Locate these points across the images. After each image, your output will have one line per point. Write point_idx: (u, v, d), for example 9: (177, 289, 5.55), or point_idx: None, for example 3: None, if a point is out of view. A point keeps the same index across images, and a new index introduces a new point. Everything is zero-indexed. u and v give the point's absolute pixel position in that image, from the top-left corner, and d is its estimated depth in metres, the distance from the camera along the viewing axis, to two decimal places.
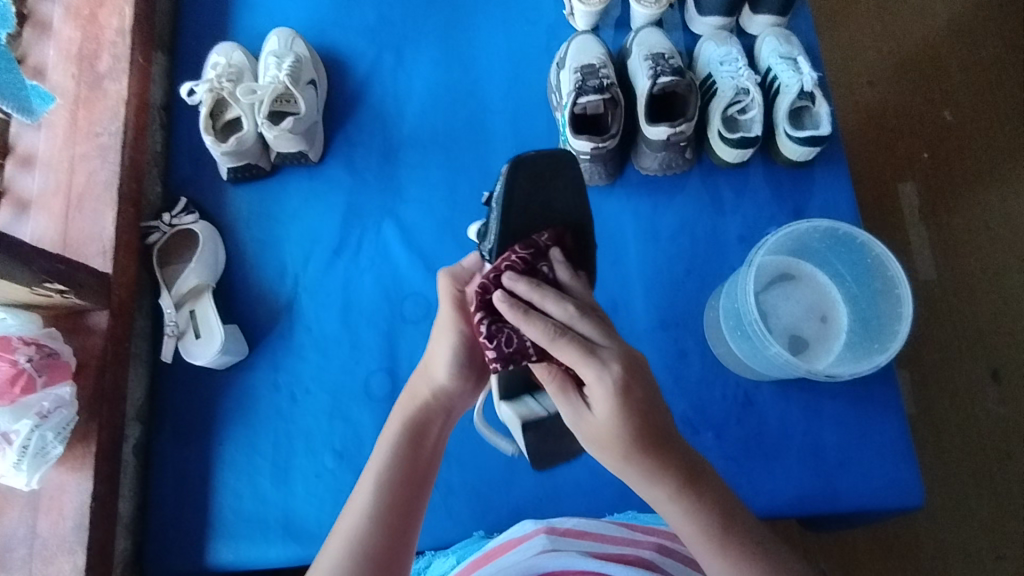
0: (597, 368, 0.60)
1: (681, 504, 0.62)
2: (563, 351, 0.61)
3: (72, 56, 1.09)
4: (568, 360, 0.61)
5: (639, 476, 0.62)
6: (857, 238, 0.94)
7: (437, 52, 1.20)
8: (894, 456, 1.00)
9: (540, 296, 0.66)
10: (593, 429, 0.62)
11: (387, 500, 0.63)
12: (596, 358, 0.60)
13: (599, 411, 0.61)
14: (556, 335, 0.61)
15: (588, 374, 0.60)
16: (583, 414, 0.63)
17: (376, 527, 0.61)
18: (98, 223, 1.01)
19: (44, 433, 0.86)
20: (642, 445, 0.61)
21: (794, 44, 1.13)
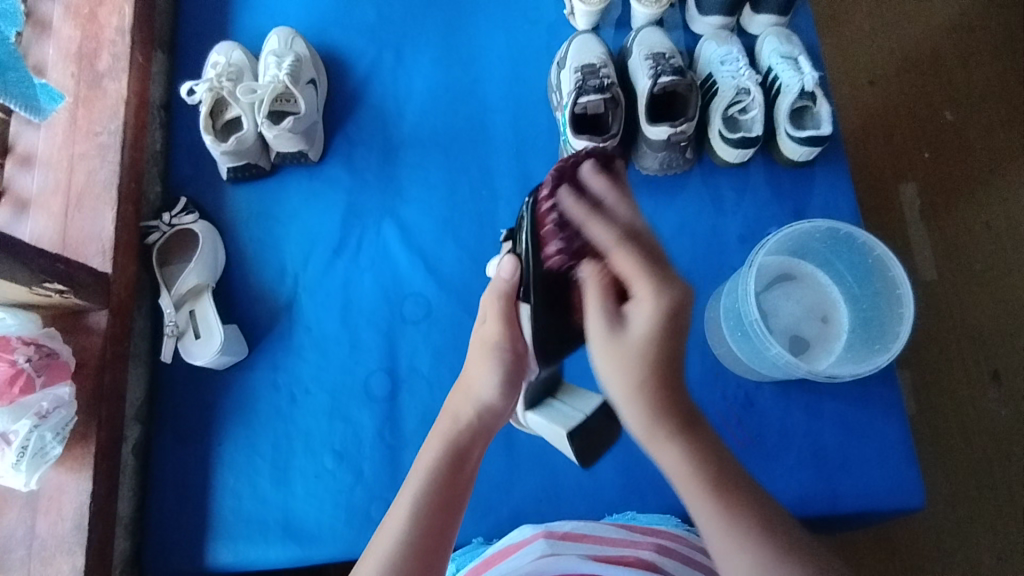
0: (657, 281, 0.60)
1: (679, 449, 0.60)
2: (624, 257, 0.60)
3: (71, 55, 1.08)
4: (627, 268, 0.60)
5: (643, 411, 0.61)
6: (858, 239, 0.93)
7: (437, 52, 1.20)
8: (895, 456, 1.00)
9: (614, 197, 0.64)
10: (618, 341, 0.61)
11: (412, 539, 0.59)
12: (659, 276, 0.60)
13: (634, 327, 0.61)
14: (618, 242, 0.61)
15: (642, 286, 0.60)
16: (615, 330, 0.61)
17: (412, 546, 0.58)
18: (97, 222, 1.01)
19: (43, 433, 0.86)
20: (654, 378, 0.61)
21: (794, 44, 1.12)
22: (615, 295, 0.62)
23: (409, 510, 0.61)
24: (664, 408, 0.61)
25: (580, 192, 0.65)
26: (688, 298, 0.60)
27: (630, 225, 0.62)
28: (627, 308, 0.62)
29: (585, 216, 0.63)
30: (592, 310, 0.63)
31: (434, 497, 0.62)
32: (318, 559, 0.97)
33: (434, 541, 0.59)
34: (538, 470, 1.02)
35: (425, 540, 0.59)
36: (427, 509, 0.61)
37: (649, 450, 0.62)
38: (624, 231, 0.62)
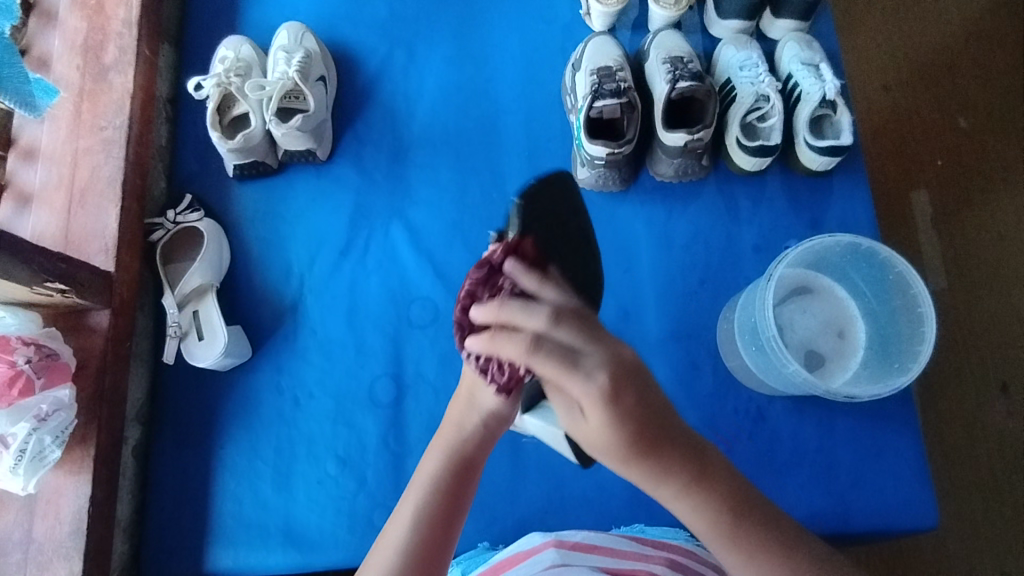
0: (581, 383, 0.49)
1: (688, 500, 0.56)
2: (541, 365, 0.51)
3: (77, 47, 1.06)
4: (549, 373, 0.51)
5: (644, 476, 0.55)
6: (879, 254, 0.91)
7: (448, 50, 1.17)
8: (908, 475, 0.98)
9: (507, 310, 0.53)
10: (585, 433, 0.54)
11: (410, 555, 0.56)
12: (577, 366, 0.50)
13: (591, 420, 0.52)
14: (535, 342, 0.51)
15: (574, 386, 0.50)
16: (577, 417, 0.53)
17: (418, 538, 0.57)
18: (100, 219, 0.99)
19: (42, 436, 0.84)
20: (640, 438, 0.53)
21: (815, 50, 1.10)
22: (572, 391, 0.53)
23: (409, 522, 0.58)
24: (669, 465, 0.55)
25: (486, 306, 0.57)
26: (627, 366, 0.50)
27: (533, 328, 0.51)
28: (580, 406, 0.52)
29: (490, 347, 0.54)
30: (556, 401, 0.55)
31: (435, 510, 0.59)
32: (318, 567, 0.95)
33: (430, 558, 0.57)
34: (544, 480, 1.00)
35: (422, 556, 0.56)
36: (427, 522, 0.58)
37: (662, 498, 0.58)
38: (528, 337, 0.51)
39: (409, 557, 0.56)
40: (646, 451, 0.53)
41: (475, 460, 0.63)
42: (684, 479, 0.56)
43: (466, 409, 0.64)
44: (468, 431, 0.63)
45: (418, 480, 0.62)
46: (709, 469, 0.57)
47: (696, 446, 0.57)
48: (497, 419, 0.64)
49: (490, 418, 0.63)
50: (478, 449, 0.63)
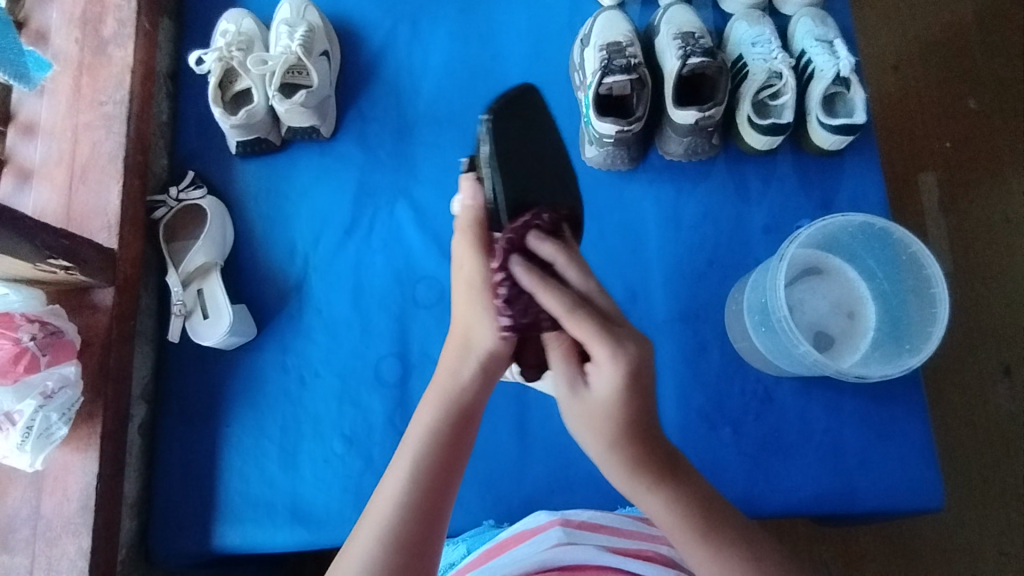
0: (611, 348, 0.52)
1: (660, 496, 0.57)
2: (575, 328, 0.53)
3: (75, 20, 1.04)
4: (579, 336, 0.53)
5: (619, 467, 0.56)
6: (892, 234, 0.90)
7: (454, 25, 1.15)
8: (914, 457, 0.98)
9: (563, 261, 0.56)
10: (582, 410, 0.55)
11: (409, 509, 0.54)
12: (616, 342, 0.53)
13: (598, 391, 0.54)
14: (574, 312, 0.52)
15: (599, 352, 0.53)
16: (578, 392, 0.55)
17: (410, 504, 0.55)
18: (102, 196, 0.98)
19: (48, 413, 0.84)
20: (631, 430, 0.55)
21: (829, 26, 1.08)
22: (578, 359, 0.56)
23: (406, 478, 0.56)
24: (640, 463, 0.56)
25: (529, 257, 0.57)
26: (648, 351, 0.54)
27: (580, 292, 0.55)
28: (586, 375, 0.55)
29: (536, 287, 0.54)
30: (555, 373, 0.57)
31: (432, 464, 0.56)
32: (327, 544, 0.96)
33: (431, 510, 0.55)
34: (550, 460, 1.00)
35: (422, 510, 0.55)
36: (425, 476, 0.56)
37: (633, 500, 0.59)
38: (578, 295, 0.55)
39: (409, 512, 0.54)
40: (636, 441, 0.56)
41: (475, 415, 0.60)
42: (665, 480, 0.57)
43: (461, 359, 0.59)
44: (468, 381, 0.59)
45: (413, 435, 0.59)
46: (679, 471, 0.58)
47: (670, 450, 0.58)
48: (496, 360, 0.59)
49: (489, 364, 0.59)
50: (475, 397, 0.59)
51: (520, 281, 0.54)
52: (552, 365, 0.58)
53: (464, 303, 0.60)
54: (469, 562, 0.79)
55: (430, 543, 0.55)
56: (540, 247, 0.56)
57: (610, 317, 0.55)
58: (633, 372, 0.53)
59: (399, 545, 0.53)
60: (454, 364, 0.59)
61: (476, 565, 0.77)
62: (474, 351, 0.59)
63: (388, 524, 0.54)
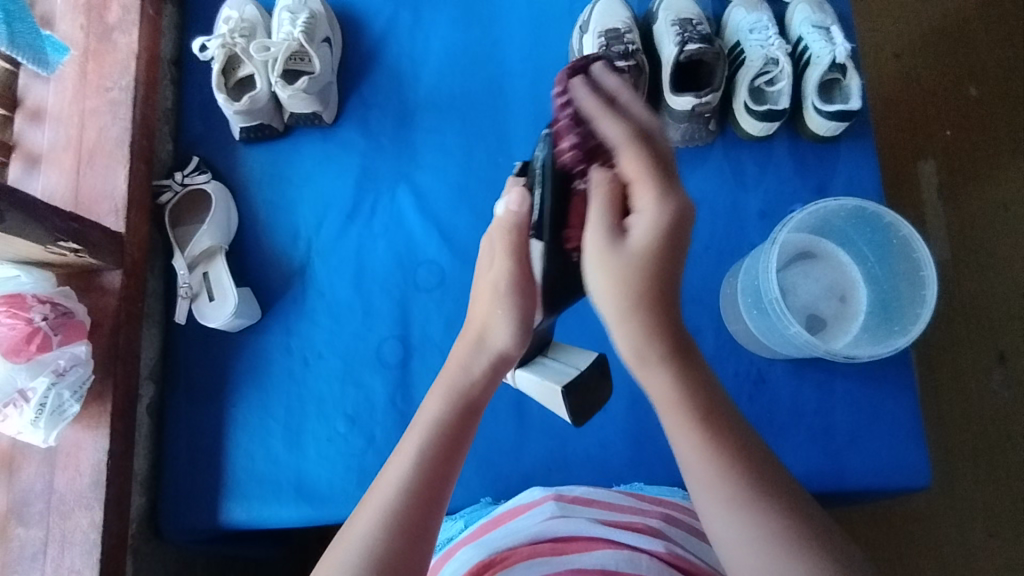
0: (659, 192, 0.57)
1: (666, 372, 0.58)
2: (627, 157, 0.58)
3: (80, 6, 1.05)
4: (630, 170, 0.58)
5: (634, 333, 0.58)
6: (884, 218, 0.92)
7: (455, 12, 1.16)
8: (903, 438, 1.00)
9: (627, 95, 0.63)
10: (615, 261, 0.57)
11: (408, 493, 0.55)
12: (664, 185, 0.57)
13: (636, 237, 0.57)
14: (627, 139, 0.58)
15: (644, 194, 0.57)
16: (617, 244, 0.58)
17: (411, 491, 0.55)
18: (110, 180, 1.00)
19: (61, 391, 0.86)
20: (653, 293, 0.58)
21: (827, 12, 1.08)
22: (618, 210, 0.60)
23: (408, 464, 0.57)
24: (655, 327, 0.58)
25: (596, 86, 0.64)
26: (689, 210, 0.57)
27: (641, 123, 0.60)
28: (629, 220, 0.58)
29: (598, 112, 0.61)
30: (593, 221, 0.60)
31: (434, 455, 0.57)
32: (329, 520, 0.99)
33: (430, 494, 0.56)
34: (547, 439, 1.03)
35: (421, 495, 0.55)
36: (427, 462, 0.57)
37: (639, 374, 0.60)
38: (636, 128, 0.59)
39: (408, 494, 0.55)
40: (652, 300, 0.58)
41: (478, 409, 0.62)
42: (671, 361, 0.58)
43: (473, 355, 0.63)
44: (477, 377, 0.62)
45: (419, 426, 0.61)
46: (690, 356, 0.59)
47: (683, 332, 0.60)
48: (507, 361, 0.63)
49: (500, 361, 0.63)
50: (481, 393, 0.62)
51: (588, 100, 0.63)
52: (595, 196, 0.60)
53: (488, 300, 0.64)
54: (467, 535, 0.82)
55: (429, 527, 0.55)
56: (605, 79, 0.65)
57: (667, 159, 0.58)
58: (675, 221, 0.57)
59: (398, 527, 0.54)
60: (466, 358, 0.63)
61: (473, 538, 0.79)
62: (488, 348, 0.63)
63: (388, 507, 0.54)
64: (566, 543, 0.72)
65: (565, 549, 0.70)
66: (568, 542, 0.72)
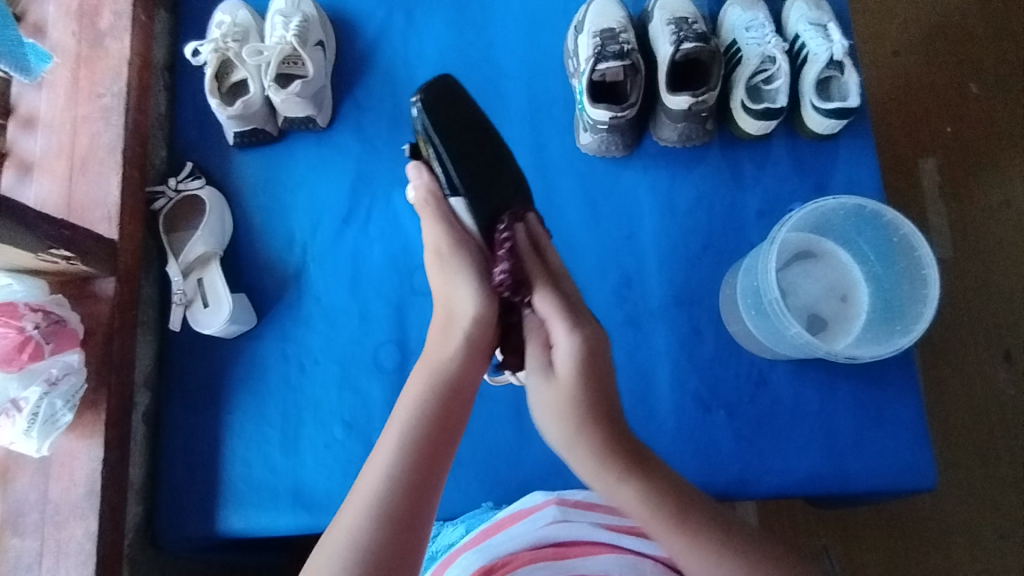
0: (570, 323, 0.58)
1: (630, 488, 0.56)
2: (542, 301, 0.59)
3: (71, 13, 1.05)
4: (545, 311, 0.59)
5: (586, 456, 0.56)
6: (884, 217, 0.91)
7: (449, 14, 1.15)
8: (908, 439, 0.98)
9: (547, 244, 0.64)
10: (549, 397, 0.57)
11: (396, 482, 0.52)
12: (574, 317, 0.58)
13: (562, 368, 0.57)
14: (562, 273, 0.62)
15: (559, 331, 0.58)
16: (548, 379, 0.58)
17: (401, 481, 0.53)
18: (102, 187, 0.99)
19: (53, 400, 0.85)
20: (592, 417, 0.56)
21: (824, 9, 1.07)
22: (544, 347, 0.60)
23: (394, 451, 0.54)
24: (598, 444, 0.56)
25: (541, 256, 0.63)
26: (604, 337, 0.59)
27: (554, 271, 0.62)
28: (552, 359, 0.58)
29: (528, 254, 0.62)
30: (529, 368, 0.59)
31: (421, 440, 0.55)
32: (328, 527, 0.98)
33: (420, 481, 0.53)
34: (547, 443, 1.02)
35: (411, 487, 0.53)
36: (414, 448, 0.54)
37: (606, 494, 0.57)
38: (549, 270, 0.62)
39: (396, 483, 0.52)
40: (597, 413, 0.56)
41: (465, 389, 0.59)
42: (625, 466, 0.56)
43: (446, 332, 0.62)
44: (454, 352, 0.60)
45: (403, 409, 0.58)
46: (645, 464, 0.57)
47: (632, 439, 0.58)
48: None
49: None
50: (463, 373, 0.59)
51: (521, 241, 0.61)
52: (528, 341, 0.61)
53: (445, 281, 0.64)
54: (468, 541, 0.80)
55: (418, 519, 0.52)
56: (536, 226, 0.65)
57: (567, 293, 0.61)
58: (587, 353, 0.57)
59: (387, 517, 0.51)
60: (440, 334, 0.62)
61: (473, 544, 0.78)
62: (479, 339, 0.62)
63: (376, 497, 0.52)
64: (568, 547, 0.71)
65: (568, 553, 0.70)
66: (570, 546, 0.72)
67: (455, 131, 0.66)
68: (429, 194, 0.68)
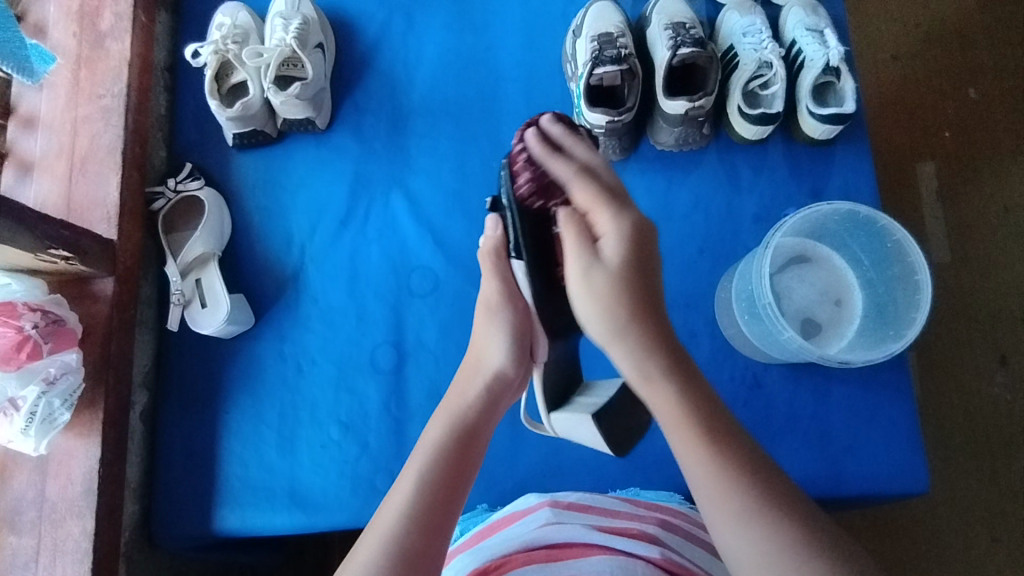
0: (612, 210, 0.60)
1: (669, 385, 0.56)
2: (581, 189, 0.61)
3: (72, 14, 1.05)
4: (584, 199, 0.61)
5: (634, 345, 0.57)
6: (878, 222, 0.91)
7: (449, 17, 1.16)
8: (900, 442, 0.99)
9: (571, 141, 0.66)
10: (598, 289, 0.58)
11: (412, 520, 0.54)
12: (618, 203, 0.60)
13: (610, 255, 0.58)
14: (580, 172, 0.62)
15: (601, 218, 0.60)
16: (593, 262, 0.58)
17: (415, 518, 0.54)
18: (102, 187, 0.99)
19: (51, 399, 0.86)
20: (637, 304, 0.58)
21: (821, 15, 1.08)
22: (585, 235, 0.60)
23: (410, 492, 0.55)
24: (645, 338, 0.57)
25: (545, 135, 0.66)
26: (646, 224, 0.60)
27: (589, 165, 0.63)
28: (597, 242, 0.60)
29: (548, 155, 0.64)
30: (568, 250, 0.60)
31: (440, 479, 0.56)
32: (323, 527, 0.98)
33: (437, 519, 0.54)
34: (542, 445, 1.02)
35: (424, 524, 0.54)
36: (431, 485, 0.56)
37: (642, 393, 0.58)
38: (580, 165, 0.63)
39: (413, 521, 0.53)
40: (642, 309, 0.58)
41: (480, 433, 0.61)
42: (670, 374, 0.57)
43: (469, 380, 0.65)
44: (473, 398, 0.63)
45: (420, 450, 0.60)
46: (689, 372, 0.58)
47: None
48: (499, 375, 0.64)
49: (494, 379, 0.64)
50: (480, 419, 0.62)
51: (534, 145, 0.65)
52: (562, 235, 0.61)
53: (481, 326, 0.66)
54: (462, 543, 0.81)
55: (432, 557, 0.53)
56: (552, 127, 0.67)
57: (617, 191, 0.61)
58: (636, 231, 0.59)
59: (403, 554, 0.52)
60: (462, 383, 0.64)
61: (468, 546, 0.79)
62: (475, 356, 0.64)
63: (390, 534, 0.53)
64: (561, 549, 0.71)
65: (560, 556, 0.70)
66: (563, 548, 0.71)
67: (547, 166, 0.68)
68: (491, 249, 0.66)
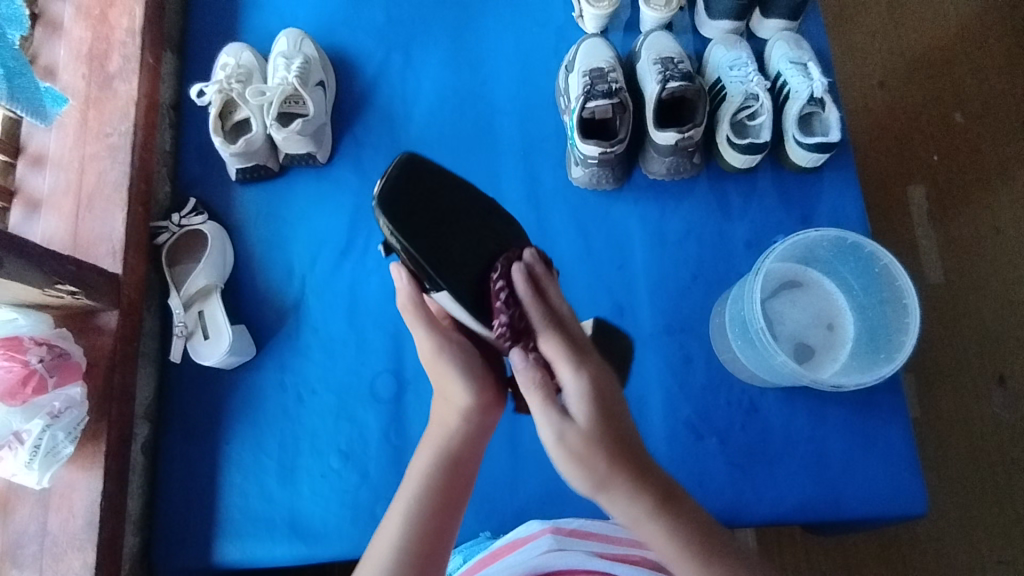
0: (576, 366, 0.54)
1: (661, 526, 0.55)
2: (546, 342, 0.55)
3: (82, 57, 1.09)
4: (550, 352, 0.55)
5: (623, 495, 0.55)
6: (865, 248, 0.94)
7: (446, 54, 1.20)
8: (898, 465, 1.00)
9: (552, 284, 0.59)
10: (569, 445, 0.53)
11: (404, 556, 0.56)
12: (579, 356, 0.55)
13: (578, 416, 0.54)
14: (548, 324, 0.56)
15: (564, 373, 0.54)
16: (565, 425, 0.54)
17: (406, 554, 0.56)
18: (108, 224, 1.02)
19: (55, 432, 0.87)
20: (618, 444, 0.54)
21: (804, 49, 1.12)
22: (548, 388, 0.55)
23: (402, 524, 0.58)
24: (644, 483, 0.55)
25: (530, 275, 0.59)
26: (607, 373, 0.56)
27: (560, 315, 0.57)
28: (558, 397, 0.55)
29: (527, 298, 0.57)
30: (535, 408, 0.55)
31: (429, 511, 0.58)
32: (323, 558, 0.98)
33: (429, 552, 0.57)
34: (541, 472, 1.03)
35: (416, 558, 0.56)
36: (420, 524, 0.57)
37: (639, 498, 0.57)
38: (554, 318, 0.56)
39: (405, 558, 0.56)
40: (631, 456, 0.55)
41: (468, 459, 0.62)
42: (625, 477, 0.54)
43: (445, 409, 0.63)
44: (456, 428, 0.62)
45: (408, 482, 0.61)
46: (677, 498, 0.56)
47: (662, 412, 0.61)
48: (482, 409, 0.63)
49: (474, 411, 0.63)
50: (467, 445, 0.62)
51: (517, 287, 0.57)
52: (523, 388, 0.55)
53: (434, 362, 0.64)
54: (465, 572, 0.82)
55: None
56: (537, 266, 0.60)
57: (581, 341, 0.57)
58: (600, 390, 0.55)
59: None
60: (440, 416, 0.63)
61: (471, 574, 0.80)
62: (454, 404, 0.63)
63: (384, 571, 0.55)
64: None
65: None
66: None
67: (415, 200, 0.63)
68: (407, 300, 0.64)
